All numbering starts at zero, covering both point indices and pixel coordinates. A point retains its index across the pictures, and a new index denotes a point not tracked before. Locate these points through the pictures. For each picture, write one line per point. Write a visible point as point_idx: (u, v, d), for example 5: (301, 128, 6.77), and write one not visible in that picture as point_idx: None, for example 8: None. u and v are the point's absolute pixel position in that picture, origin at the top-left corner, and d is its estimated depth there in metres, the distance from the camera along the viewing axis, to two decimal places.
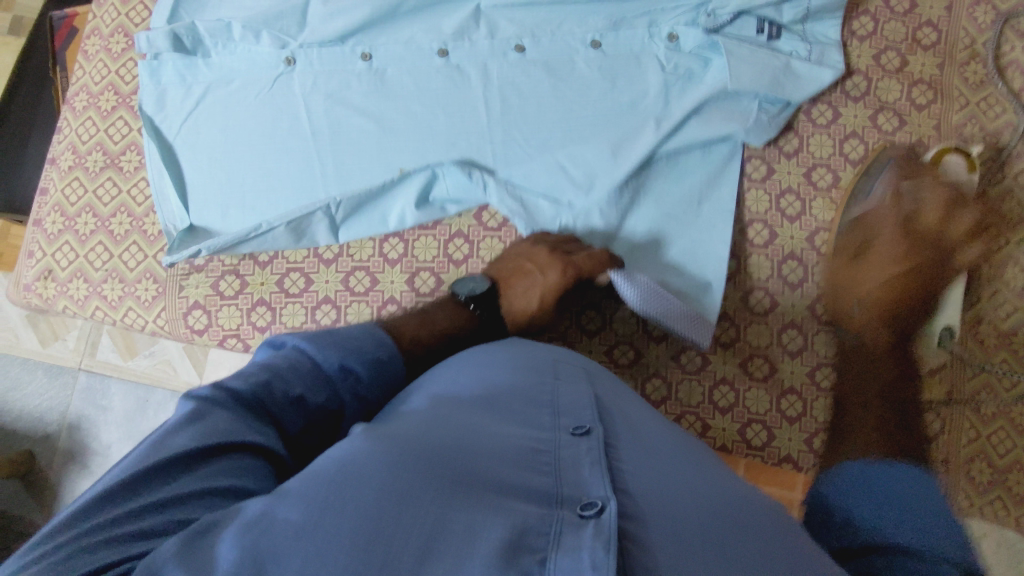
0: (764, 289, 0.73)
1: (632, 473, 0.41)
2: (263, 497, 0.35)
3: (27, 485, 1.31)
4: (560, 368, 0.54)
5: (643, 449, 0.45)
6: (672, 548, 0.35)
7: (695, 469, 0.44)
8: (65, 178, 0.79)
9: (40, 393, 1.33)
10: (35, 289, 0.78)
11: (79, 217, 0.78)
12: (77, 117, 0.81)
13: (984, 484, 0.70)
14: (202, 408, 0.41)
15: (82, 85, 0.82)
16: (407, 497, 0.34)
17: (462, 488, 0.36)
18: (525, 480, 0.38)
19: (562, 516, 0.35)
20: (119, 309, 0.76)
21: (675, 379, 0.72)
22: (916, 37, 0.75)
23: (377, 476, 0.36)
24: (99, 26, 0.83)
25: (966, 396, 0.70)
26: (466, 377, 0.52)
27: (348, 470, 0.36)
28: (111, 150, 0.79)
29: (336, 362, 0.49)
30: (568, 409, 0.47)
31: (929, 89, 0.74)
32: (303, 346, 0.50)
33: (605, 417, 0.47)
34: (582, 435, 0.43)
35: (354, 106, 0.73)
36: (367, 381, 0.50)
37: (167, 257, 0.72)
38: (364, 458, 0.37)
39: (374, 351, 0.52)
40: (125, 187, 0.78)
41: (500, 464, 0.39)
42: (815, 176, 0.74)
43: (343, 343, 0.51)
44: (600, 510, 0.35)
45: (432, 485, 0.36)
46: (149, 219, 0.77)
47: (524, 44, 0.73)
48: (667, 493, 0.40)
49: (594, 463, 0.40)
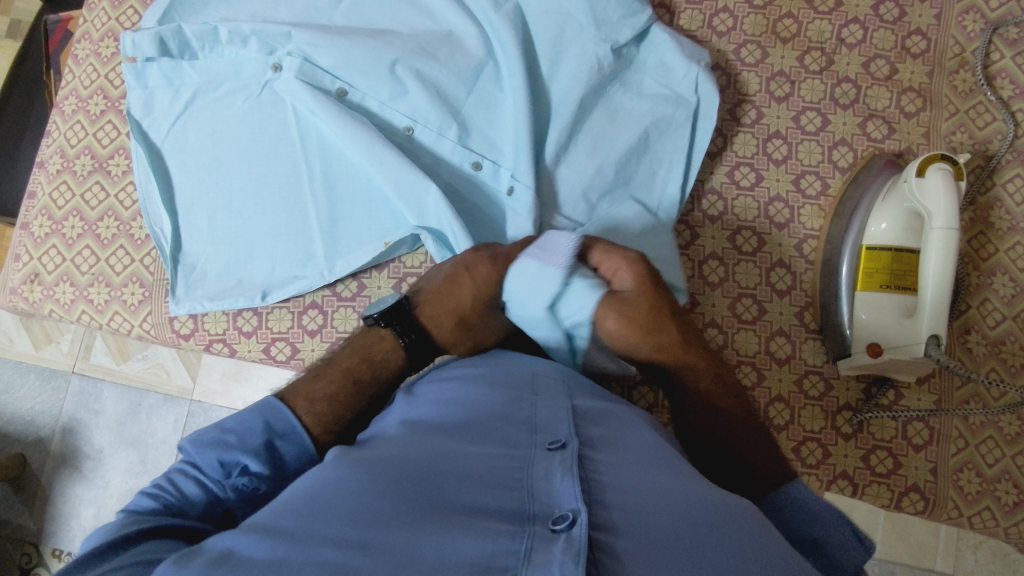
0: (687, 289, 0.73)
1: (610, 482, 0.41)
2: (218, 547, 0.36)
3: (18, 488, 1.31)
4: (539, 384, 0.54)
5: (619, 459, 0.45)
6: (643, 554, 0.36)
7: (673, 474, 0.44)
8: (53, 182, 0.79)
9: (32, 396, 1.33)
10: (21, 293, 0.77)
11: (66, 221, 0.78)
12: (66, 120, 0.81)
13: (974, 494, 0.68)
14: (129, 520, 0.43)
15: (71, 89, 0.82)
16: (374, 527, 0.35)
17: (430, 511, 0.37)
18: (497, 497, 0.39)
19: (534, 531, 0.36)
20: (104, 313, 0.76)
21: (662, 386, 0.72)
22: (905, 46, 0.75)
23: (344, 509, 0.37)
24: (89, 30, 0.83)
25: (953, 405, 0.70)
26: (447, 401, 0.52)
27: (316, 507, 0.37)
28: (99, 153, 0.79)
29: (213, 462, 0.47)
30: (545, 424, 0.47)
31: (919, 97, 0.74)
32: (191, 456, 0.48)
33: (582, 429, 0.48)
34: (557, 449, 0.43)
35: (324, 127, 0.72)
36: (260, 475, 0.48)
37: (174, 306, 0.74)
38: (332, 496, 0.38)
39: (261, 436, 0.49)
40: (112, 191, 0.78)
41: (471, 482, 0.40)
42: (805, 183, 0.74)
43: (221, 437, 0.48)
44: (570, 523, 0.36)
45: (400, 513, 0.37)
46: (136, 223, 0.77)
47: (483, 163, 0.72)
48: (642, 499, 0.40)
49: (565, 474, 0.40)
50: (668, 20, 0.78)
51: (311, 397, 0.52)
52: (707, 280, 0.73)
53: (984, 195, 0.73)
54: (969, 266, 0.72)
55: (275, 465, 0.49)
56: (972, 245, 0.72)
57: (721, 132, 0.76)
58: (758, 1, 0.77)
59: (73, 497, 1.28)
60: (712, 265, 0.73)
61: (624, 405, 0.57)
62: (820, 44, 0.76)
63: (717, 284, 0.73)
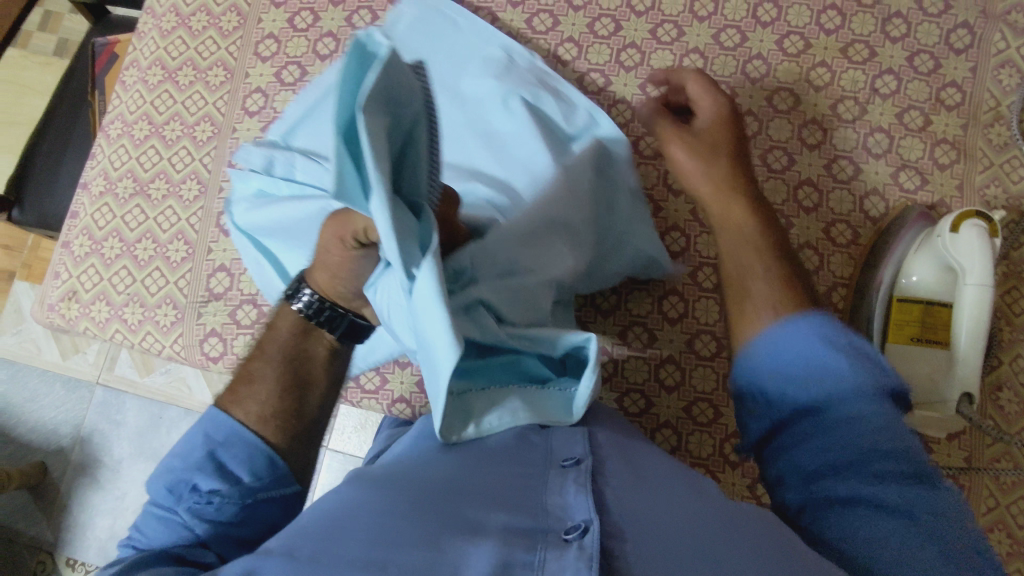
0: (711, 334, 0.73)
1: (622, 497, 0.44)
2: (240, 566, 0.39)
3: (36, 495, 1.32)
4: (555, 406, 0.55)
5: (632, 473, 0.47)
6: (653, 562, 0.39)
7: (688, 487, 0.47)
8: (95, 203, 0.81)
9: (56, 405, 1.35)
10: (58, 309, 0.79)
11: (105, 241, 0.80)
12: (111, 143, 0.83)
13: (1004, 556, 0.66)
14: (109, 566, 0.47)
15: (118, 113, 0.85)
16: (391, 541, 0.39)
17: (443, 524, 0.40)
18: (513, 512, 0.42)
19: (547, 542, 0.39)
20: (137, 333, 0.77)
21: (685, 430, 0.71)
22: (940, 98, 0.75)
23: (363, 526, 0.40)
24: (138, 57, 0.86)
25: (983, 463, 0.68)
26: None
27: (335, 527, 0.40)
28: (140, 177, 0.81)
29: (167, 489, 0.51)
30: (559, 445, 0.49)
31: (953, 149, 0.74)
32: (155, 492, 0.52)
33: (596, 446, 0.49)
34: (571, 465, 0.46)
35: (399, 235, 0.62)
36: (209, 486, 0.50)
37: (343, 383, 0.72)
38: (351, 514, 0.41)
39: (202, 448, 0.52)
40: (151, 214, 0.80)
41: (486, 498, 0.43)
42: (835, 232, 0.73)
43: (174, 464, 0.52)
44: (582, 533, 0.39)
45: (418, 528, 0.40)
46: (173, 246, 0.79)
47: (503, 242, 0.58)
48: (654, 513, 0.43)
49: (578, 491, 0.43)
50: (701, 65, 0.79)
51: (240, 398, 0.54)
52: None
53: (1018, 249, 0.72)
54: (1001, 321, 0.71)
55: (229, 476, 0.51)
56: (1004, 299, 0.71)
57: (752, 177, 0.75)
58: (792, 49, 0.78)
59: (90, 507, 1.29)
60: None
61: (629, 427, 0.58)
62: (853, 93, 0.76)
63: None
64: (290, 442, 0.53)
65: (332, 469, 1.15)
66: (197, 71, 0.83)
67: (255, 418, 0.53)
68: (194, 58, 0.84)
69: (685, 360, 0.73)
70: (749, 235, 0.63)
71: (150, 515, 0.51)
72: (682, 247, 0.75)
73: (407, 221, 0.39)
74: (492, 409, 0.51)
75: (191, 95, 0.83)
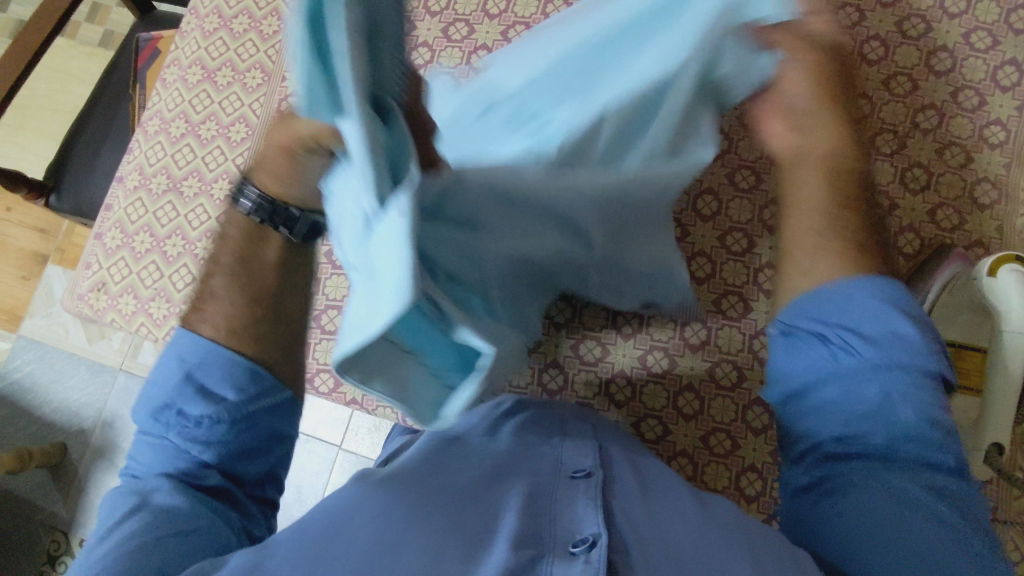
0: (732, 363, 0.71)
1: (626, 509, 0.45)
2: (250, 553, 0.41)
3: (55, 475, 1.34)
4: (568, 428, 0.56)
5: (641, 492, 0.48)
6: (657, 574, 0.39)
7: (694, 506, 0.48)
8: (129, 197, 0.83)
9: (80, 388, 1.37)
10: (87, 299, 0.81)
11: (136, 235, 0.81)
12: (148, 139, 0.85)
13: None
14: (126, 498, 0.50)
15: (156, 110, 0.86)
16: (397, 540, 0.39)
17: (452, 525, 0.41)
18: (519, 517, 0.42)
19: (553, 552, 0.39)
20: (161, 327, 0.78)
21: (701, 460, 0.70)
22: (983, 135, 0.73)
23: (367, 528, 0.41)
24: (179, 56, 0.87)
25: (1011, 516, 0.66)
26: (473, 429, 0.56)
27: (341, 529, 0.41)
28: (174, 174, 0.82)
29: (158, 418, 0.52)
30: (569, 457, 0.51)
31: (993, 188, 0.72)
32: (144, 414, 0.53)
33: (607, 464, 0.51)
34: (581, 477, 0.47)
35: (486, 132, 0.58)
36: (189, 410, 0.51)
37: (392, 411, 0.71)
38: (359, 515, 0.42)
39: (179, 371, 0.51)
40: (182, 211, 0.81)
41: (497, 505, 0.44)
42: None
43: (154, 383, 0.52)
44: (590, 547, 0.39)
45: (423, 532, 0.40)
46: (201, 244, 0.79)
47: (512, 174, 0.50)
48: (659, 528, 0.44)
49: (586, 504, 0.44)
50: None
51: (203, 301, 0.52)
52: (757, 355, 0.71)
53: None
54: None
55: (209, 394, 0.50)
56: None
57: None
58: None
59: (105, 491, 1.31)
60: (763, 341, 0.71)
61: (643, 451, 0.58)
62: (893, 126, 0.75)
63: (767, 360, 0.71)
64: (269, 351, 0.52)
65: (344, 471, 1.16)
66: (236, 72, 0.85)
67: (225, 328, 0.50)
68: (234, 60, 0.85)
69: (705, 389, 0.71)
70: (833, 203, 0.61)
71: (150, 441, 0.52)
72: (708, 273, 0.74)
73: (374, 133, 0.33)
74: (382, 380, 0.42)
75: (228, 95, 0.84)
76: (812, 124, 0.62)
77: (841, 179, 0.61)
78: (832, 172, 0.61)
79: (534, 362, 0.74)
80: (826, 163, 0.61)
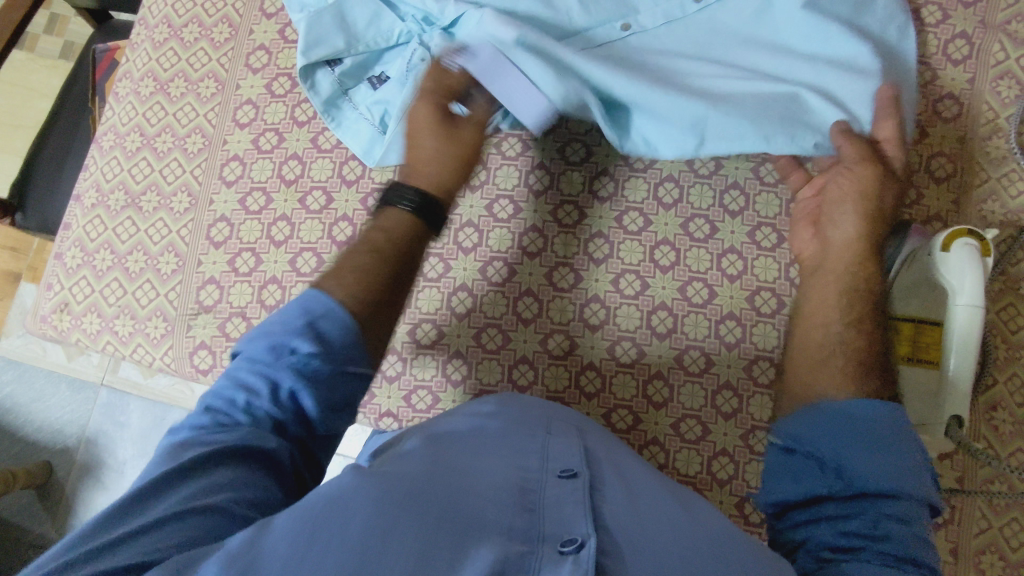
0: (700, 350, 0.72)
1: (614, 512, 0.44)
2: (250, 530, 0.39)
3: (42, 495, 1.33)
4: (553, 423, 0.56)
5: (628, 493, 0.47)
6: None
7: (679, 507, 0.47)
8: (87, 215, 0.82)
9: (61, 406, 1.36)
10: (50, 321, 0.80)
11: (97, 254, 0.80)
12: (103, 155, 0.84)
13: None
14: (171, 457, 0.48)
15: (110, 125, 0.85)
16: (394, 527, 0.39)
17: (442, 522, 0.40)
18: (512, 516, 0.42)
19: (542, 552, 0.38)
20: (129, 345, 0.78)
21: (673, 447, 0.71)
22: (937, 110, 0.74)
23: (360, 513, 0.40)
24: (130, 69, 0.86)
25: (977, 485, 0.67)
26: (451, 429, 0.55)
27: (335, 509, 0.40)
28: (132, 189, 0.82)
29: (265, 346, 0.53)
30: (557, 454, 0.50)
31: (949, 162, 0.73)
32: (247, 351, 0.54)
33: (594, 466, 0.50)
34: (569, 477, 0.46)
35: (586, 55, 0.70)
36: (303, 347, 0.52)
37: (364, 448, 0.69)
38: (352, 497, 0.41)
39: (302, 319, 0.53)
40: (142, 226, 0.80)
41: (488, 505, 0.43)
42: None
43: (274, 325, 0.54)
44: (578, 547, 0.38)
45: (418, 526, 0.39)
46: (164, 258, 0.79)
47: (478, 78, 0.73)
48: (644, 529, 0.43)
49: (576, 504, 0.43)
50: None
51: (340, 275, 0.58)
52: (724, 340, 0.72)
53: (1016, 265, 0.70)
54: (998, 339, 0.69)
55: (321, 339, 0.53)
56: (1000, 316, 0.70)
57: (743, 191, 0.74)
58: None
59: (94, 508, 1.30)
60: (729, 326, 0.72)
61: (631, 450, 0.57)
62: None
63: (734, 345, 0.71)
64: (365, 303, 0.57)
65: None
66: (189, 82, 0.84)
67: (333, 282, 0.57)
68: (187, 70, 0.84)
69: (675, 376, 0.72)
70: (839, 320, 0.61)
71: (249, 369, 0.53)
72: (672, 261, 0.74)
73: None
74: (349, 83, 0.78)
75: (183, 106, 0.83)
76: (839, 207, 0.65)
77: (859, 304, 0.62)
78: (843, 290, 0.63)
79: (502, 359, 0.74)
80: (837, 271, 0.64)
